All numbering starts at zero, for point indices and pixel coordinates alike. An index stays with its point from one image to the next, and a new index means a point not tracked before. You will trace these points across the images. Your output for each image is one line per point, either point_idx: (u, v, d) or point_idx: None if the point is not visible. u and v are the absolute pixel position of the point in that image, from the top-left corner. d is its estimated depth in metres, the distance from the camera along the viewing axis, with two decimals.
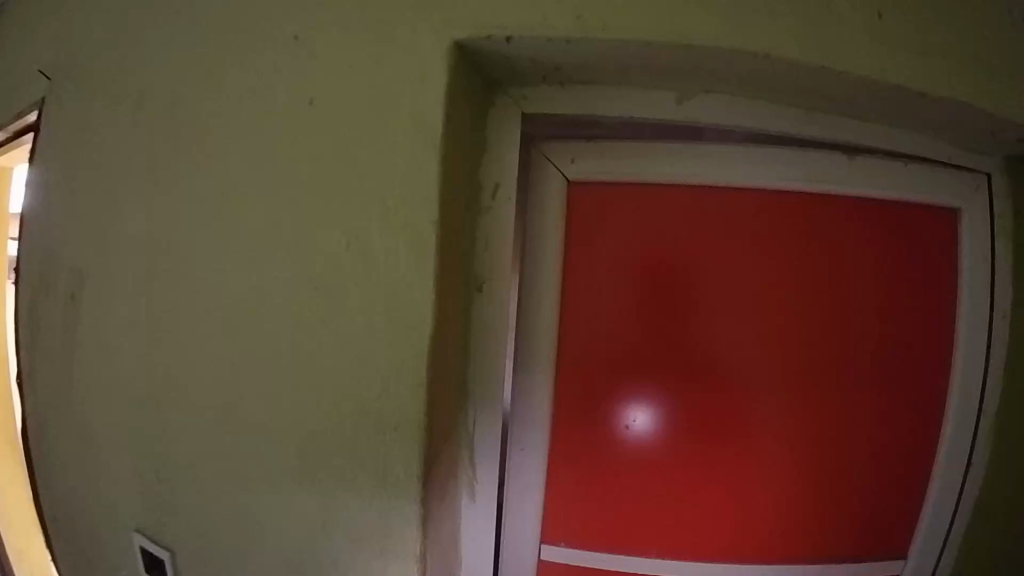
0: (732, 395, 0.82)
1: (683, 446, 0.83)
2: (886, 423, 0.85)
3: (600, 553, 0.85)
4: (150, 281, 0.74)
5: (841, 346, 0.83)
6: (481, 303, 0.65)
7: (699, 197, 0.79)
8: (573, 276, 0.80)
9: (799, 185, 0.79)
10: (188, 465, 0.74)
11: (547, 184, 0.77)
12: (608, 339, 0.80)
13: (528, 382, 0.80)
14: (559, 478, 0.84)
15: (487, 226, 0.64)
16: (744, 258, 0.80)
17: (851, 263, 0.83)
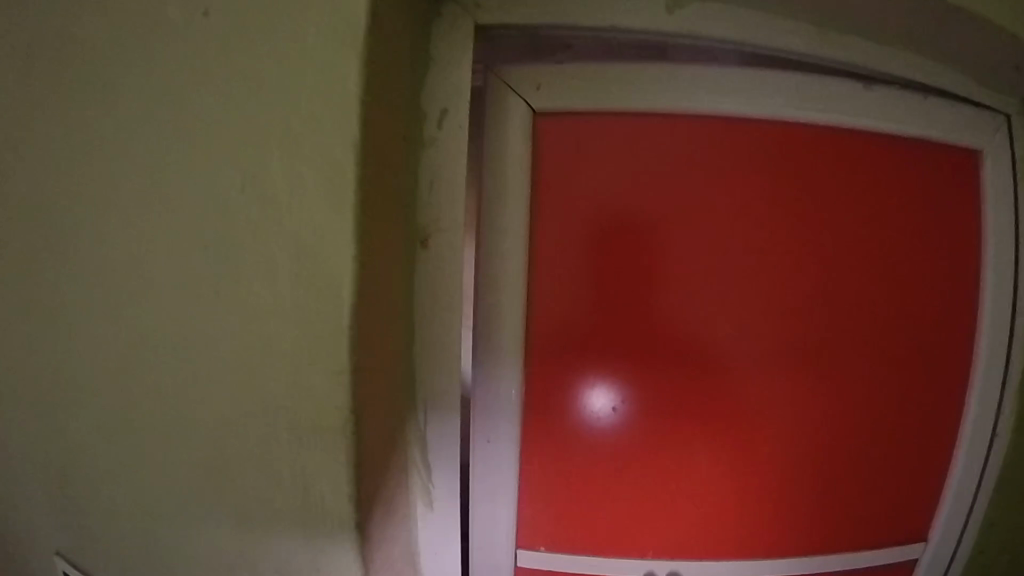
0: (731, 368, 0.71)
1: (676, 429, 0.72)
2: (903, 394, 0.75)
3: (584, 556, 0.75)
4: (9, 257, 0.58)
5: (853, 307, 0.72)
6: (425, 263, 0.52)
7: (691, 133, 0.67)
8: (544, 231, 0.68)
9: (806, 115, 0.67)
10: (88, 482, 0.60)
11: (509, 116, 0.64)
12: (587, 308, 0.69)
13: (493, 360, 0.68)
14: (535, 472, 0.72)
15: (431, 167, 0.52)
16: (743, 206, 0.69)
17: (865, 210, 0.71)
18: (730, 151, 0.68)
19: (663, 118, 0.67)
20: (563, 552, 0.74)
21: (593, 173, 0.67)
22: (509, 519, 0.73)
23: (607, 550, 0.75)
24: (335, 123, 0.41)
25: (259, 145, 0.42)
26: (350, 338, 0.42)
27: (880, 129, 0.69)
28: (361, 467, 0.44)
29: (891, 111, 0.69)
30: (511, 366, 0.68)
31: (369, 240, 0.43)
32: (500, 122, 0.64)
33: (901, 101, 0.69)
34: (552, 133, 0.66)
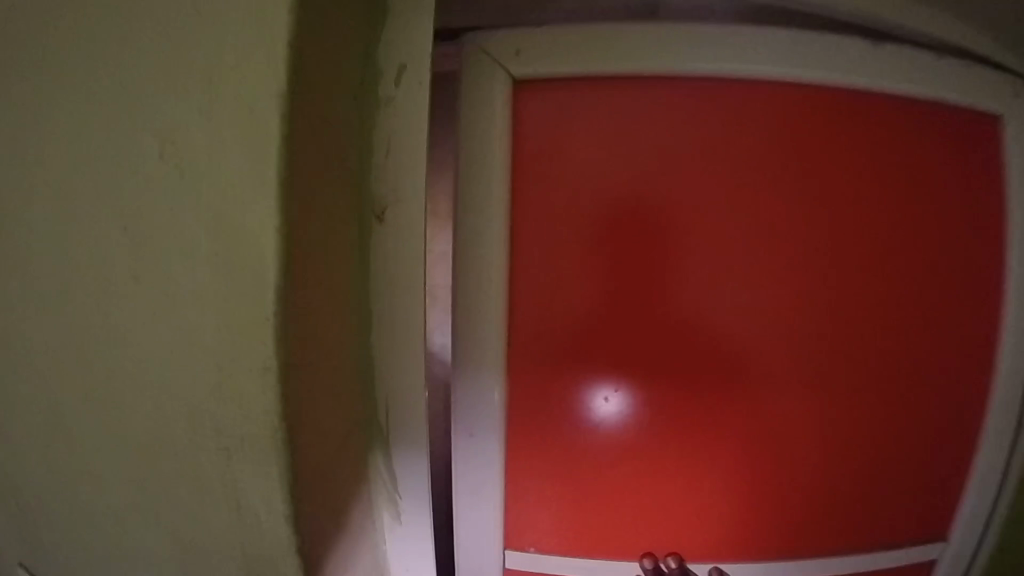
0: (734, 355, 0.64)
1: (674, 421, 0.65)
2: (929, 384, 0.68)
3: (577, 559, 0.69)
4: None
5: (872, 288, 0.65)
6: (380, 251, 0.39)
7: (685, 98, 0.61)
8: (528, 208, 0.62)
9: (813, 75, 0.61)
10: None
11: (486, 85, 0.59)
12: (576, 290, 0.63)
13: (474, 349, 0.62)
14: (522, 469, 0.66)
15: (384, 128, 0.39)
16: (744, 177, 0.62)
17: (884, 180, 0.64)
18: (728, 117, 0.62)
19: (655, 82, 0.61)
20: (555, 556, 0.69)
21: (580, 144, 0.61)
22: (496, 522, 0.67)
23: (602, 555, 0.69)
24: (252, 46, 0.29)
25: (150, 83, 0.31)
26: (277, 342, 0.30)
27: (896, 91, 0.63)
28: (302, 508, 0.33)
29: (909, 69, 0.62)
30: (493, 355, 0.63)
31: (300, 206, 0.31)
32: (478, 92, 0.59)
33: (915, 59, 0.63)
34: (535, 101, 0.61)
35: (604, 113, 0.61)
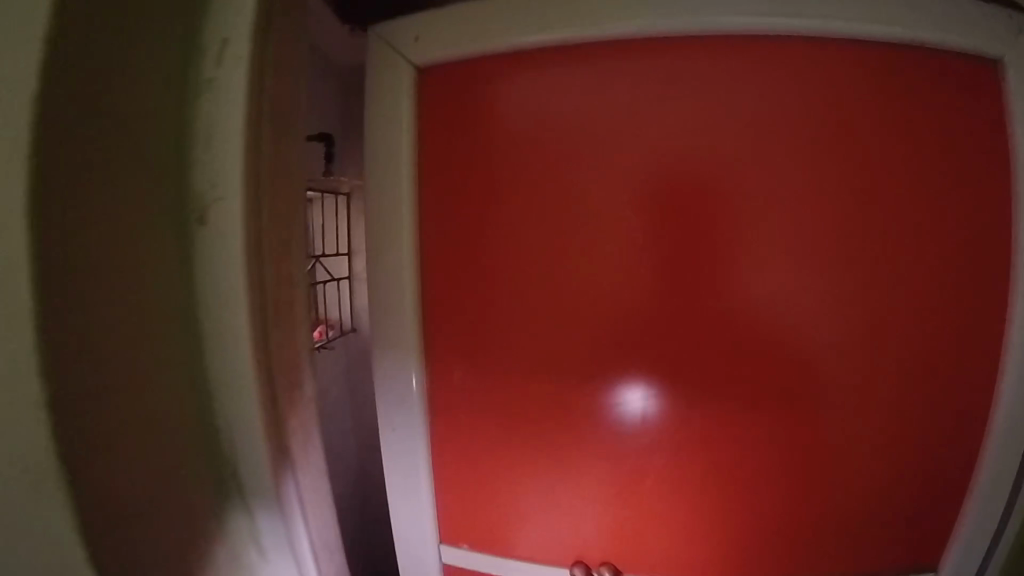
0: (663, 362, 0.54)
1: (606, 433, 0.57)
2: (921, 404, 0.54)
3: (508, 559, 0.62)
4: None
5: (842, 286, 0.52)
6: (208, 254, 0.33)
7: (598, 66, 0.52)
8: (434, 198, 0.57)
9: (769, 23, 0.49)
10: None
11: (388, 73, 0.56)
12: (496, 284, 0.56)
13: (388, 344, 0.58)
14: (450, 468, 0.61)
15: (207, 112, 0.33)
16: (668, 154, 0.52)
17: (858, 150, 0.51)
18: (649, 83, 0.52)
19: (563, 51, 0.53)
20: (492, 558, 0.62)
21: (483, 127, 0.55)
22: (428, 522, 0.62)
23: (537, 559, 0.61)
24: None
25: None
26: (39, 368, 0.24)
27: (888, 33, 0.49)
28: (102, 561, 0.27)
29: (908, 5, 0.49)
30: (405, 352, 0.58)
31: (56, 195, 0.25)
32: (381, 83, 0.56)
33: None
34: (437, 84, 0.56)
35: (509, 93, 0.54)
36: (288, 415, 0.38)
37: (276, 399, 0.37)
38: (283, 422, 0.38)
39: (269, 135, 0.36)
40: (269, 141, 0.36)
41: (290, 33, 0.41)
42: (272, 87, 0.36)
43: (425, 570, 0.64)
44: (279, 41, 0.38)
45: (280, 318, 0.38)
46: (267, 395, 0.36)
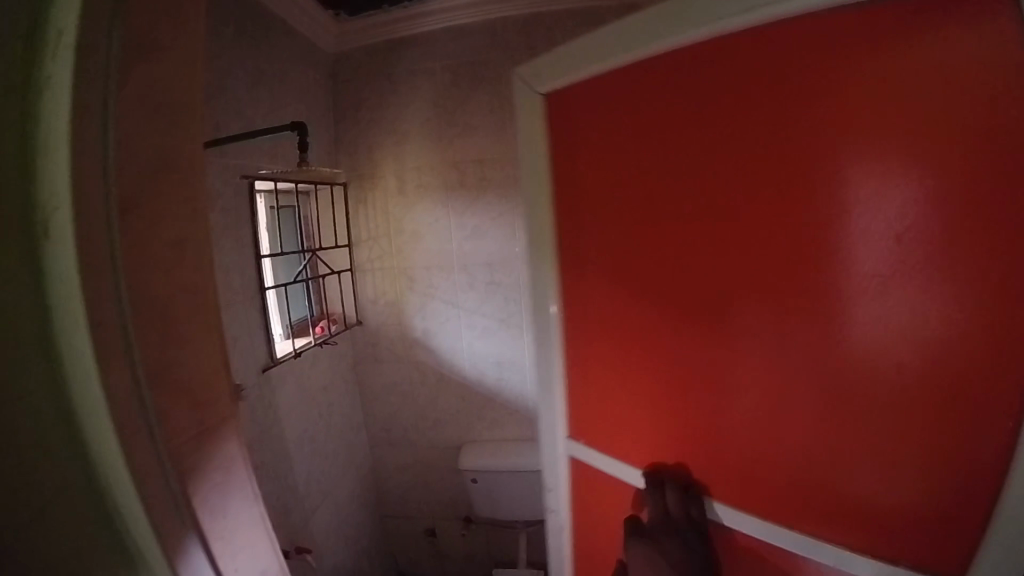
0: (716, 375, 0.46)
1: (688, 372, 0.48)
2: (873, 464, 0.37)
3: (605, 455, 0.58)
4: None
5: (799, 286, 0.39)
6: (53, 285, 0.28)
7: (674, 71, 0.44)
8: (568, 210, 0.56)
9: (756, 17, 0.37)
10: None
11: (524, 102, 0.58)
12: (606, 282, 0.54)
13: (543, 328, 0.61)
14: (582, 359, 0.59)
15: (44, 117, 0.27)
16: (713, 153, 0.42)
17: (799, 114, 0.37)
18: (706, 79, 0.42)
19: (652, 66, 0.45)
20: (600, 455, 0.58)
21: (600, 141, 0.51)
22: (560, 423, 0.62)
23: (624, 460, 0.56)
24: None
25: None
26: None
27: None
28: None
29: None
30: (549, 333, 0.60)
31: None
32: (522, 114, 0.58)
33: None
34: (564, 103, 0.55)
35: (603, 106, 0.51)
36: (179, 444, 0.34)
37: (157, 433, 0.32)
38: (171, 454, 0.33)
39: (129, 135, 0.31)
40: (126, 139, 0.31)
41: (197, 27, 0.36)
42: (140, 81, 0.32)
43: (554, 458, 0.64)
44: (159, 26, 0.33)
45: (167, 338, 0.33)
46: (141, 434, 0.31)
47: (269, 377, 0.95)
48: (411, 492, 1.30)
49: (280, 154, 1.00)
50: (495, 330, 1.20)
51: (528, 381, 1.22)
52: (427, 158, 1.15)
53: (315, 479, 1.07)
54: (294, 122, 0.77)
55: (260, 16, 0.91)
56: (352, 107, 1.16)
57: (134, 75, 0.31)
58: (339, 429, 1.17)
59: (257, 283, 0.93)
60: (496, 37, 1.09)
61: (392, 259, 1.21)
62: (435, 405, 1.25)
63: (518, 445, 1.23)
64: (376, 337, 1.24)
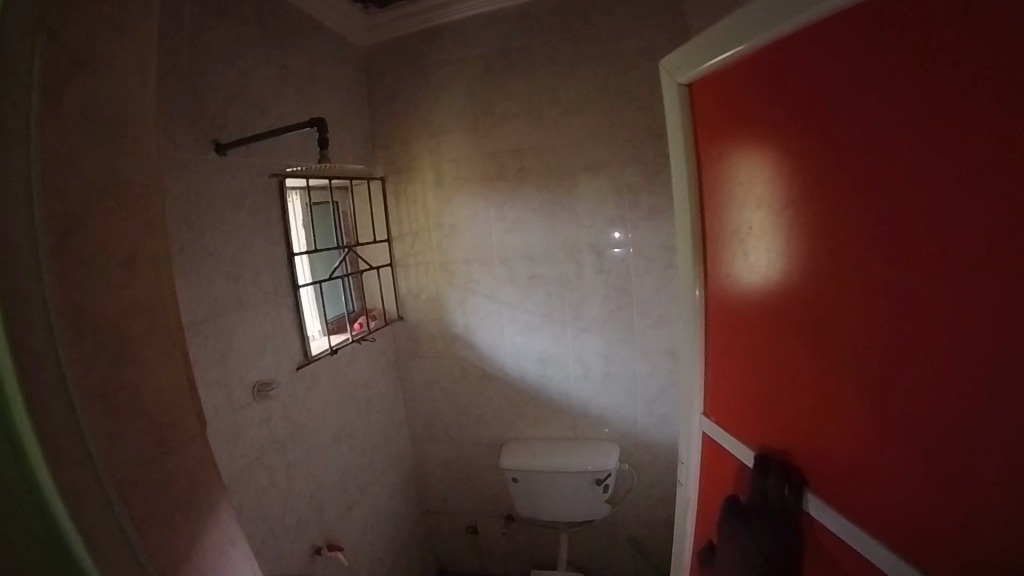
0: (812, 367, 0.43)
1: (793, 362, 0.46)
2: (925, 468, 0.33)
3: (727, 432, 0.57)
4: None
5: (873, 272, 0.36)
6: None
7: (784, 55, 0.42)
8: (710, 199, 0.56)
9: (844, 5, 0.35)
10: None
11: (668, 91, 0.58)
12: (738, 266, 0.52)
13: (687, 311, 0.63)
14: (718, 341, 0.59)
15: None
16: (819, 143, 0.39)
17: (880, 95, 0.34)
18: (812, 66, 0.39)
19: (773, 52, 0.43)
20: (722, 433, 0.58)
21: (728, 123, 0.50)
22: (694, 402, 0.64)
23: (738, 437, 0.55)
24: None
25: None
26: None
27: None
28: None
29: None
30: (691, 315, 0.62)
31: None
32: (669, 104, 0.58)
33: None
34: (702, 92, 0.54)
35: (731, 92, 0.49)
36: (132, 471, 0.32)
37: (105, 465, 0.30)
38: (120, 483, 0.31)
39: (59, 148, 0.29)
40: (54, 149, 0.29)
41: (151, 35, 0.35)
42: (83, 84, 0.30)
43: (691, 428, 0.65)
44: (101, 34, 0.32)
45: (115, 358, 0.32)
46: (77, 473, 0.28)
47: (305, 375, 0.96)
48: (454, 488, 1.30)
49: (310, 151, 1.00)
50: (538, 326, 1.16)
51: (572, 378, 1.17)
52: (464, 150, 1.12)
53: (352, 475, 1.07)
54: (314, 119, 0.78)
55: (284, 13, 0.91)
56: (386, 99, 1.15)
57: (74, 81, 0.30)
58: (379, 424, 1.18)
59: (291, 281, 0.93)
60: (528, 23, 1.05)
61: (430, 254, 1.19)
62: (476, 402, 1.23)
63: (561, 443, 1.19)
64: (417, 333, 1.23)
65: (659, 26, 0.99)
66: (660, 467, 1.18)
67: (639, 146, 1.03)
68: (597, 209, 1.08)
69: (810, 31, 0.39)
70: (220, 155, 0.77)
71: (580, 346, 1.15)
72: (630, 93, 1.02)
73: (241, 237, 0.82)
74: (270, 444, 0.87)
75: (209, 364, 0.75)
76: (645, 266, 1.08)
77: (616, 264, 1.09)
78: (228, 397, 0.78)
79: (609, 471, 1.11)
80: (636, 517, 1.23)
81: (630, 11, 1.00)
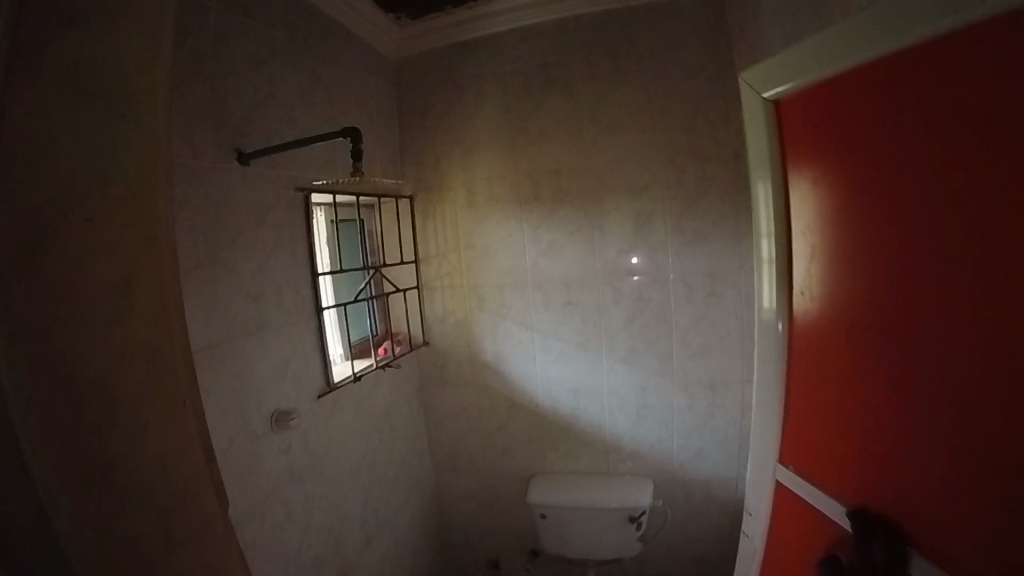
0: (911, 402, 0.42)
1: (889, 395, 0.44)
2: None
3: (809, 483, 0.55)
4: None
5: (988, 309, 0.35)
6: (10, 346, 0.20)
7: (886, 79, 0.41)
8: (799, 220, 0.53)
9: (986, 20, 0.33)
10: None
11: (751, 107, 0.56)
12: (825, 294, 0.51)
13: (769, 338, 0.60)
14: (800, 385, 0.56)
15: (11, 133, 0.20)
16: (932, 165, 0.38)
17: (994, 132, 0.33)
18: (924, 89, 0.38)
19: (876, 70, 0.42)
20: (802, 481, 0.56)
21: (821, 143, 0.49)
22: (772, 438, 0.60)
23: (824, 476, 0.52)
24: None
25: None
26: None
27: None
28: None
29: None
30: (774, 343, 0.59)
31: None
32: (752, 122, 0.56)
33: None
34: (789, 111, 0.52)
35: (824, 112, 0.48)
36: (157, 537, 0.26)
37: (130, 541, 0.24)
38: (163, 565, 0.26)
39: (92, 134, 0.24)
40: (79, 136, 0.23)
41: None
42: (159, 66, 0.26)
43: (763, 473, 0.62)
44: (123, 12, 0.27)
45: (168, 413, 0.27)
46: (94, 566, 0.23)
47: (326, 403, 0.90)
48: (475, 520, 1.23)
49: (336, 166, 0.95)
50: (573, 355, 1.10)
51: (606, 410, 1.10)
52: (497, 168, 1.07)
53: (372, 507, 1.01)
54: (348, 129, 0.73)
55: (314, 22, 0.87)
56: (417, 115, 1.11)
57: (146, 60, 0.25)
58: (402, 454, 1.12)
59: (315, 303, 0.88)
60: (567, 37, 1.00)
61: (459, 278, 1.14)
62: (503, 433, 1.17)
63: (592, 478, 1.12)
64: (442, 359, 1.18)
65: (704, 42, 0.94)
66: (697, 509, 1.11)
67: (681, 167, 0.98)
68: (637, 232, 1.02)
69: (919, 51, 0.38)
70: (242, 165, 0.72)
71: (615, 377, 1.08)
72: (673, 111, 0.97)
73: (263, 256, 0.78)
74: (287, 477, 0.81)
75: (224, 391, 0.69)
76: (686, 295, 1.02)
77: (654, 291, 1.03)
78: (244, 427, 0.73)
79: (643, 508, 1.04)
80: (670, 558, 1.15)
81: (672, 26, 0.95)
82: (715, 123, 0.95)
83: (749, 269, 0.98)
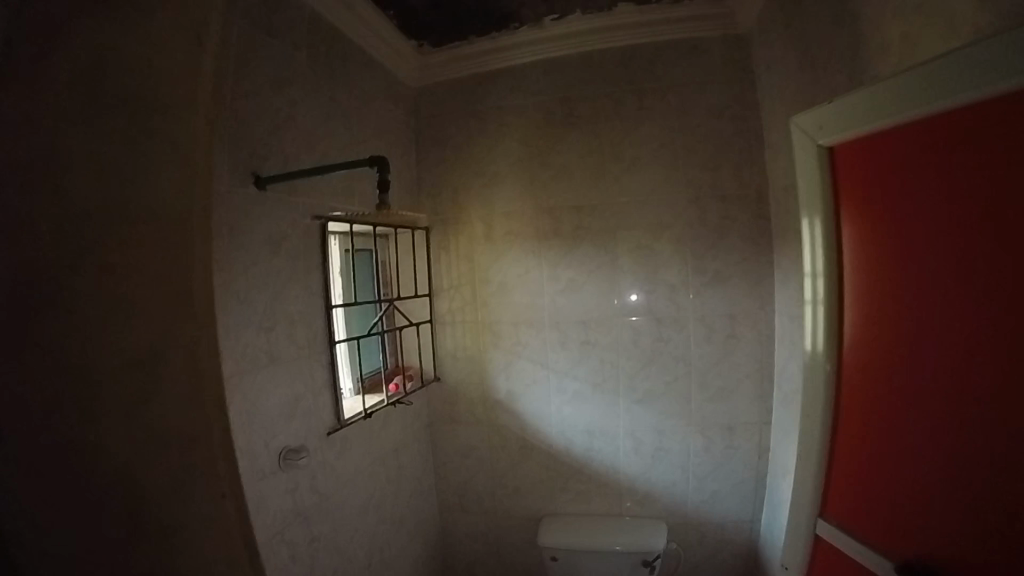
0: (952, 468, 0.40)
1: (932, 460, 0.42)
2: None
3: (851, 543, 0.52)
4: None
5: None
6: None
7: (933, 135, 0.40)
8: (849, 271, 0.51)
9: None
10: None
11: (805, 152, 0.54)
12: (872, 348, 0.49)
13: (813, 389, 0.58)
14: (844, 439, 0.54)
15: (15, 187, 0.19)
16: (977, 226, 0.36)
17: None
18: (970, 148, 0.37)
19: (927, 126, 0.40)
20: (845, 540, 0.53)
21: (870, 192, 0.47)
22: (812, 491, 0.58)
23: (870, 533, 0.50)
24: None
25: None
26: None
27: None
28: None
29: None
30: (818, 395, 0.56)
31: None
32: (806, 166, 0.55)
33: None
34: (844, 158, 0.50)
35: (874, 162, 0.46)
36: None
37: None
38: None
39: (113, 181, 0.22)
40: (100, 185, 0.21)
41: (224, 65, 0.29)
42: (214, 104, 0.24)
43: (802, 526, 0.60)
44: None
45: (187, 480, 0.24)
46: None
47: (335, 440, 0.87)
48: (481, 562, 1.19)
49: (353, 195, 0.93)
50: (589, 396, 1.07)
51: (620, 452, 1.07)
52: (516, 203, 1.06)
53: (377, 549, 0.97)
54: (374, 159, 0.71)
55: (336, 50, 0.86)
56: (434, 145, 1.10)
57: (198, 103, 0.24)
58: (408, 492, 1.08)
59: (327, 336, 0.86)
60: (589, 69, 0.99)
61: (473, 313, 1.11)
62: (514, 473, 1.14)
63: (604, 521, 1.08)
64: (454, 395, 1.15)
65: (727, 81, 0.93)
66: (712, 558, 1.06)
67: (704, 205, 0.96)
68: (658, 270, 1.00)
69: (969, 111, 0.36)
70: (260, 190, 0.70)
71: (631, 419, 1.06)
72: (695, 148, 0.95)
73: (277, 285, 0.75)
74: (293, 517, 0.77)
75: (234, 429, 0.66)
76: (706, 337, 0.99)
77: (674, 331, 1.01)
78: (252, 465, 0.70)
79: (658, 553, 1.00)
80: None
81: (696, 63, 0.95)
82: (738, 161, 0.94)
83: (770, 310, 0.96)
